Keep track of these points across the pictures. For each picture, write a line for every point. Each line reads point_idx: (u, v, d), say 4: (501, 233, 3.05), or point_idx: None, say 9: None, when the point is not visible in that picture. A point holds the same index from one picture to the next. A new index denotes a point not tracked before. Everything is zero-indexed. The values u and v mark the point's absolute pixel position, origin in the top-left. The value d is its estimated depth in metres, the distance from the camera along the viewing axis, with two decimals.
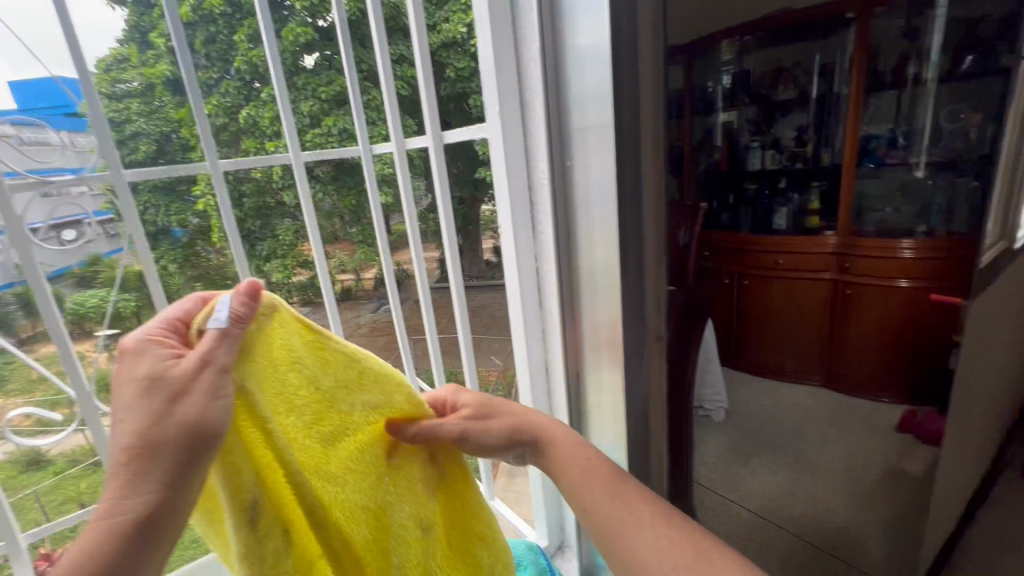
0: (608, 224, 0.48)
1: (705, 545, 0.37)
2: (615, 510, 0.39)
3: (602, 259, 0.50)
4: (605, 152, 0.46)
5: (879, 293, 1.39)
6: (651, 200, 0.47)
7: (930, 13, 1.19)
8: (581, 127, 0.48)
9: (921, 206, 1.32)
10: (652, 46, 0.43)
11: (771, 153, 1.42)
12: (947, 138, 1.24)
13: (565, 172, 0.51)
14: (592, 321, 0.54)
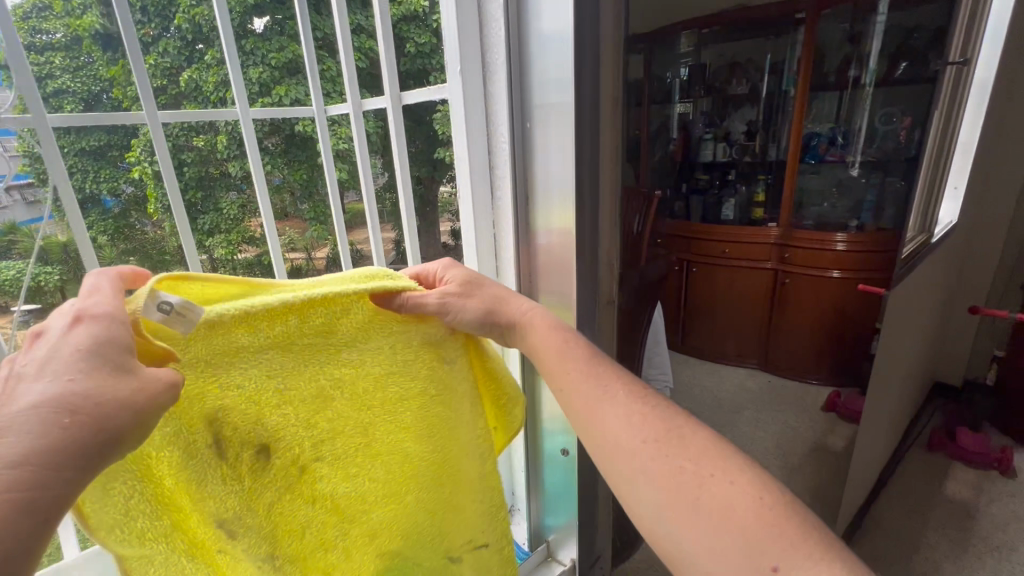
0: (569, 191, 0.49)
1: (677, 421, 0.36)
2: (586, 403, 0.38)
3: (560, 225, 0.51)
4: (567, 121, 0.46)
5: (813, 283, 1.46)
6: (607, 167, 0.51)
7: (872, 19, 1.27)
8: (543, 95, 0.47)
9: (854, 202, 1.42)
10: (612, 23, 0.47)
11: (722, 146, 1.51)
12: (880, 139, 1.35)
13: (524, 140, 0.50)
14: (546, 287, 0.55)
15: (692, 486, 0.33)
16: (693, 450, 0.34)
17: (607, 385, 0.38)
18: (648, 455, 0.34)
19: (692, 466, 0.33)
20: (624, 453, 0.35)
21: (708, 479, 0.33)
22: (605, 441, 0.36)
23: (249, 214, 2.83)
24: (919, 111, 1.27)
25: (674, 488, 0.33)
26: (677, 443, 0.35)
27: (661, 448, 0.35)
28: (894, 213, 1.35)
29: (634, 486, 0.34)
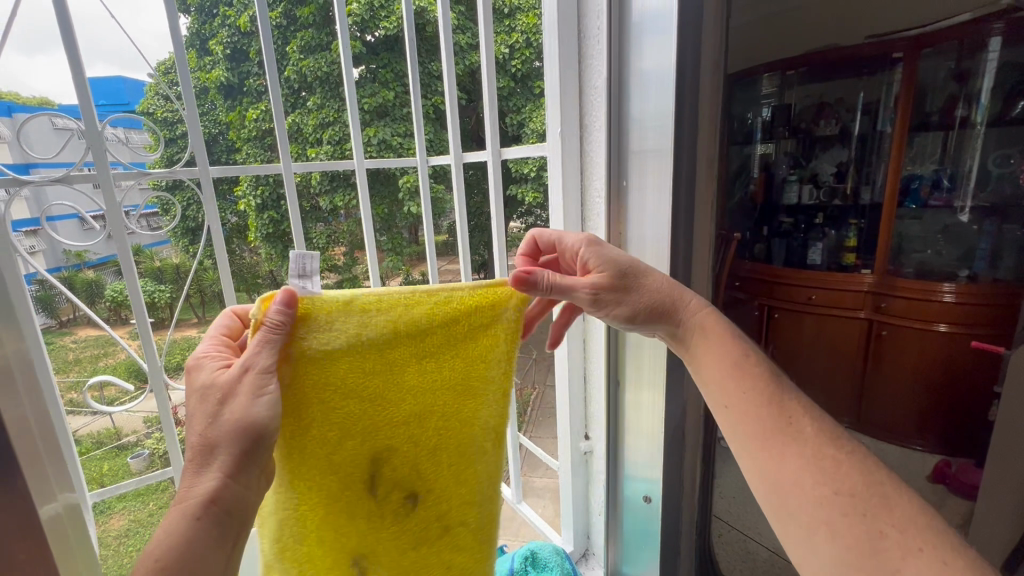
0: (660, 242, 0.50)
1: (877, 479, 0.35)
2: (771, 440, 0.38)
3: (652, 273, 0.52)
4: (662, 173, 0.48)
5: (914, 335, 1.37)
6: (705, 223, 0.49)
7: (980, 58, 1.17)
8: (641, 148, 0.50)
9: (964, 251, 1.28)
10: (712, 79, 0.44)
11: (809, 188, 1.42)
12: (995, 183, 1.20)
13: (620, 191, 0.54)
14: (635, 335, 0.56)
15: (893, 556, 0.31)
16: (894, 513, 0.33)
17: (794, 422, 0.38)
18: (837, 511, 0.34)
19: (895, 532, 0.32)
20: (813, 507, 0.35)
21: (916, 553, 0.31)
22: (785, 479, 0.37)
23: (334, 243, 3.08)
24: None
25: (868, 556, 0.32)
26: (881, 506, 0.33)
27: (857, 505, 0.34)
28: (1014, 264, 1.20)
29: (813, 539, 0.34)
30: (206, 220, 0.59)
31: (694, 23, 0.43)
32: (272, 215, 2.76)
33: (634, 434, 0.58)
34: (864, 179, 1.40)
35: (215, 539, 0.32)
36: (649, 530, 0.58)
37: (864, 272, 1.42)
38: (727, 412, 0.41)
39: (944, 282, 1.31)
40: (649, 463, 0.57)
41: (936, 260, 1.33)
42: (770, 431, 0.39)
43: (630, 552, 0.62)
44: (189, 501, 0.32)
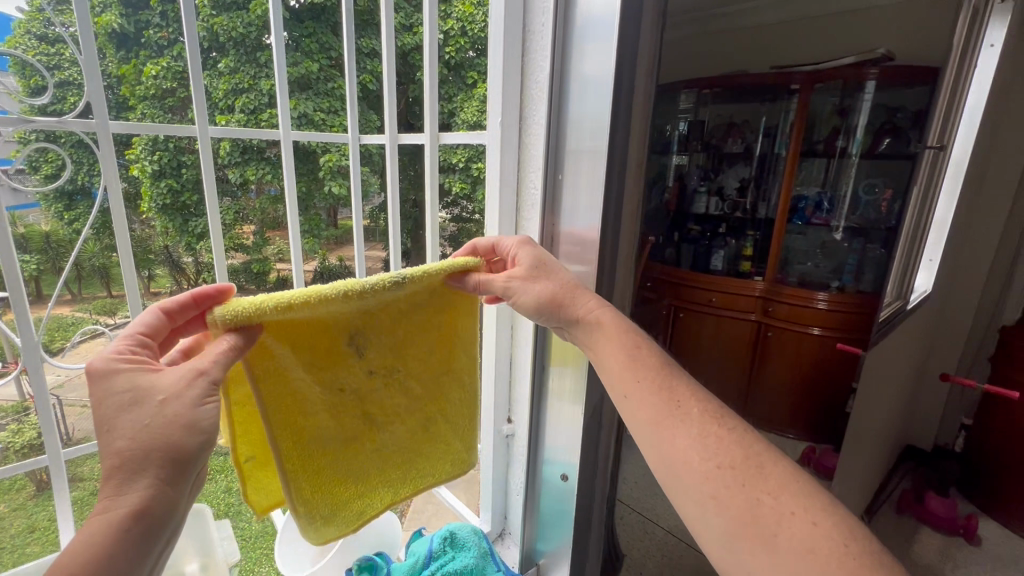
0: (589, 242, 0.53)
1: (752, 452, 0.37)
2: (660, 422, 0.40)
3: (579, 269, 0.54)
4: (594, 174, 0.51)
5: (794, 337, 1.52)
6: (629, 224, 0.53)
7: (858, 97, 1.37)
8: (576, 150, 0.53)
9: (836, 265, 1.50)
10: (642, 94, 0.49)
11: (715, 199, 1.63)
12: (863, 208, 1.44)
13: (557, 188, 0.56)
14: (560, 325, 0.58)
15: (769, 521, 0.33)
16: (770, 481, 0.35)
17: (681, 404, 0.40)
18: (720, 482, 0.36)
19: (770, 499, 0.34)
20: (699, 484, 0.36)
21: (789, 517, 0.33)
22: (675, 462, 0.38)
23: (243, 221, 2.85)
24: (899, 186, 1.37)
25: (748, 521, 0.34)
26: (757, 471, 0.36)
27: (737, 477, 0.35)
28: (874, 279, 1.42)
29: (705, 512, 0.36)
30: (103, 183, 0.53)
31: (633, 29, 0.47)
32: (172, 184, 2.49)
33: (557, 406, 0.59)
34: (762, 196, 1.57)
35: (135, 556, 0.26)
36: (564, 506, 0.60)
37: (756, 278, 1.57)
38: (626, 401, 0.42)
39: (819, 290, 1.48)
40: (570, 436, 0.58)
41: (815, 271, 1.52)
42: (656, 418, 0.40)
43: (546, 529, 0.65)
44: (110, 515, 0.26)
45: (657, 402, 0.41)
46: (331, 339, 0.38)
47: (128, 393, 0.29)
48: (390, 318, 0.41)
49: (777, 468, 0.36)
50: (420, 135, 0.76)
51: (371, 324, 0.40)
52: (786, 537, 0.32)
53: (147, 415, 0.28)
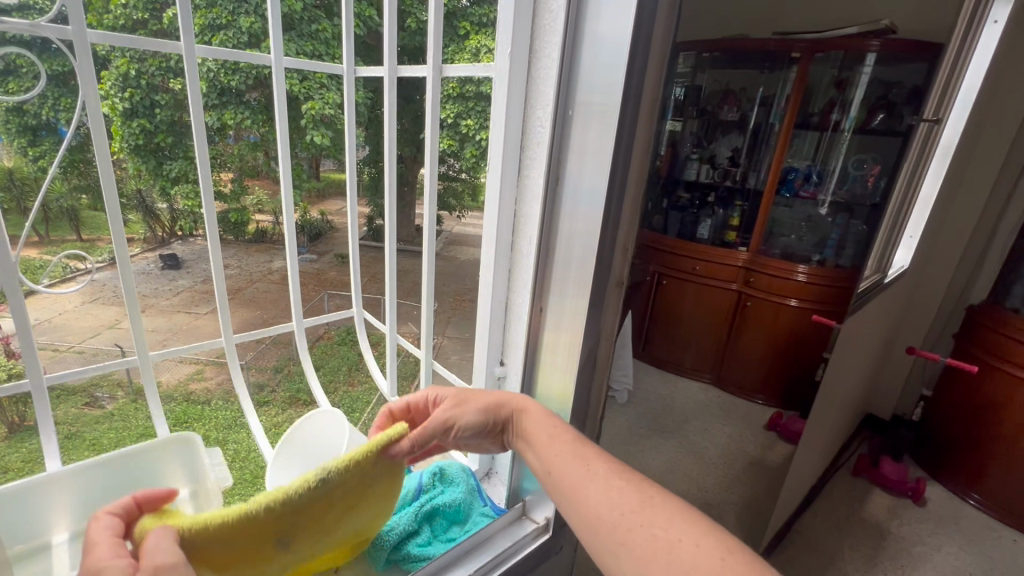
0: (590, 233, 0.40)
1: (653, 496, 0.38)
2: (572, 483, 0.41)
3: (579, 248, 0.41)
4: (603, 125, 0.37)
5: (772, 308, 1.56)
6: (634, 191, 0.40)
7: (858, 69, 1.36)
8: (586, 102, 0.38)
9: (819, 238, 1.53)
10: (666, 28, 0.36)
11: (707, 167, 1.60)
12: (850, 183, 1.47)
13: (558, 155, 0.41)
14: (555, 328, 0.46)
15: (666, 554, 0.34)
16: (665, 515, 0.36)
17: (589, 463, 0.42)
18: (625, 525, 0.37)
19: (665, 531, 0.35)
20: (609, 534, 0.37)
21: (679, 543, 0.35)
22: (587, 516, 0.39)
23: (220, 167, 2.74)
24: (887, 162, 1.40)
25: (649, 558, 0.35)
26: (655, 510, 0.37)
27: (635, 518, 0.37)
28: (853, 253, 1.47)
29: (617, 556, 0.37)
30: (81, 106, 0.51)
31: None
32: (143, 123, 2.26)
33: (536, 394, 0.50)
34: (753, 165, 1.57)
35: None
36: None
37: (740, 249, 1.59)
38: (548, 478, 0.43)
39: (800, 263, 1.51)
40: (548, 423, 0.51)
41: (798, 244, 1.56)
42: (573, 483, 0.41)
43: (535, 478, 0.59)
44: None
45: (569, 471, 0.42)
46: (267, 537, 0.36)
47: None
48: (322, 509, 0.39)
49: (672, 501, 0.37)
50: (418, 72, 0.73)
51: (297, 523, 0.38)
52: (679, 566, 0.34)
53: None
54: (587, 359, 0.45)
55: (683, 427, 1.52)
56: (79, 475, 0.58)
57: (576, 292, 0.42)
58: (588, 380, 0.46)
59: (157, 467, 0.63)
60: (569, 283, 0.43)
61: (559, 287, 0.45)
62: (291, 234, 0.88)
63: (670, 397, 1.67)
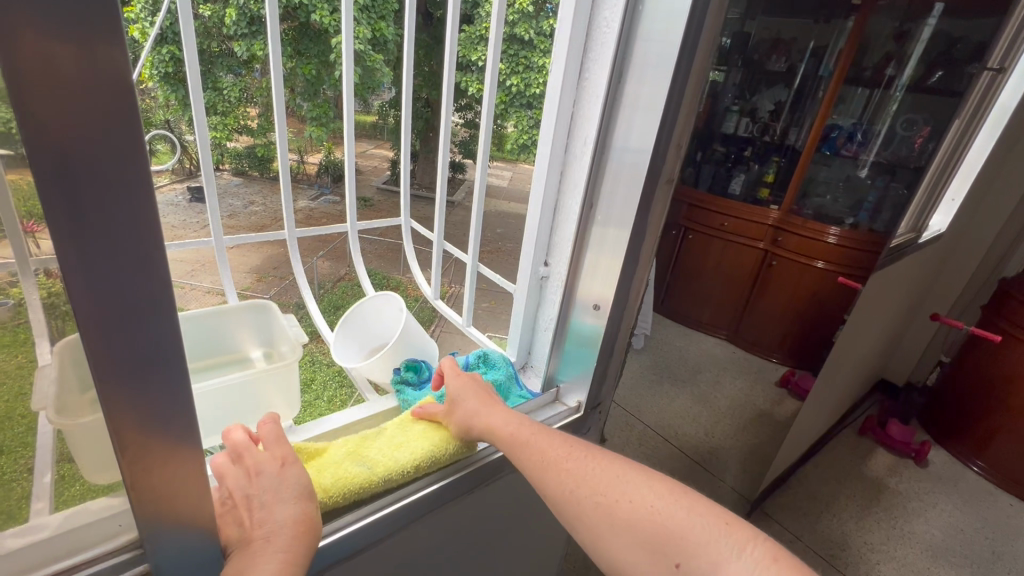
0: (643, 148, 0.41)
1: (596, 467, 0.40)
2: (540, 476, 0.40)
3: (630, 161, 0.43)
4: (668, 32, 0.37)
5: (797, 269, 1.55)
6: (692, 107, 0.41)
7: (922, 21, 1.29)
8: (654, 9, 0.38)
9: (854, 201, 1.49)
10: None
11: (747, 120, 1.59)
12: (896, 144, 1.41)
13: (618, 73, 0.41)
14: (598, 242, 0.48)
15: (652, 529, 0.36)
16: (630, 487, 0.38)
17: (552, 453, 0.41)
18: (599, 509, 0.38)
19: (639, 502, 0.37)
20: (585, 519, 0.38)
21: (653, 512, 0.37)
22: (561, 506, 0.39)
23: (247, 101, 2.75)
24: (938, 123, 1.33)
25: (629, 532, 0.36)
26: (601, 478, 0.39)
27: (608, 498, 0.38)
28: (888, 218, 1.43)
29: (604, 541, 0.37)
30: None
31: None
32: (173, 51, 2.40)
33: (575, 307, 0.52)
34: (794, 121, 1.52)
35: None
36: (587, 353, 0.52)
37: (772, 207, 1.56)
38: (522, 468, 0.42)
39: (832, 226, 1.48)
40: (585, 339, 0.52)
41: (832, 205, 1.53)
42: (527, 475, 0.41)
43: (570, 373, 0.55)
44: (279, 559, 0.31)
45: (541, 469, 0.40)
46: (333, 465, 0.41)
47: (285, 502, 0.34)
48: (370, 446, 0.44)
49: (633, 473, 0.39)
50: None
51: (351, 454, 0.43)
52: (663, 535, 0.36)
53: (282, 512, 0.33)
54: (625, 274, 0.47)
55: (694, 378, 1.55)
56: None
57: (622, 205, 0.44)
58: (621, 296, 0.48)
59: (231, 323, 0.66)
60: (617, 197, 0.45)
61: (605, 203, 0.46)
62: (346, 159, 0.87)
63: (685, 350, 1.70)
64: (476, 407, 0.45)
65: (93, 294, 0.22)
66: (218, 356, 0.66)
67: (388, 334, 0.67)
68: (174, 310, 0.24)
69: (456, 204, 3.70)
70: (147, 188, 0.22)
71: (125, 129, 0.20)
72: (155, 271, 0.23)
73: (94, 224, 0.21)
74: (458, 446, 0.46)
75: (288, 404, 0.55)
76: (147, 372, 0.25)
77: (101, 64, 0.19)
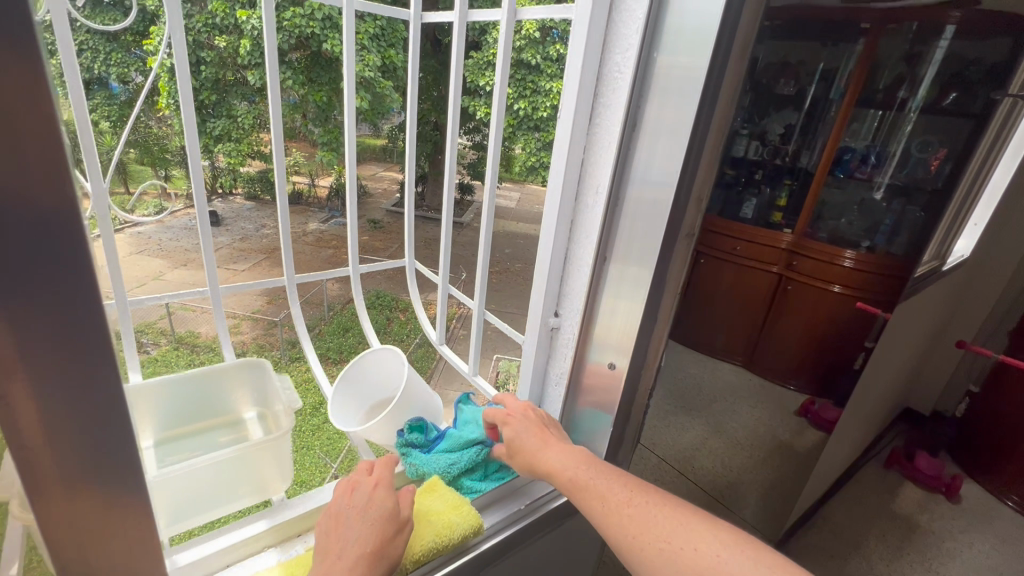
0: (662, 196, 0.40)
1: (657, 515, 0.36)
2: (596, 517, 0.38)
3: (647, 209, 0.41)
4: (687, 79, 0.36)
5: (813, 294, 1.51)
6: (711, 150, 0.40)
7: (934, 43, 1.27)
8: (670, 51, 0.37)
9: (871, 224, 1.45)
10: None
11: (757, 143, 1.58)
12: (911, 167, 1.37)
13: (633, 116, 0.40)
14: (613, 290, 0.46)
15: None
16: (695, 531, 0.35)
17: (604, 490, 0.39)
18: (659, 554, 0.35)
19: (707, 547, 0.34)
20: (643, 565, 0.35)
21: (720, 558, 0.33)
22: (622, 551, 0.36)
23: (261, 128, 2.81)
24: (954, 146, 1.29)
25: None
26: (663, 519, 0.36)
27: (669, 541, 0.35)
28: (907, 240, 1.38)
29: None
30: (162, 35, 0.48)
31: None
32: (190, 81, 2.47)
33: (591, 358, 0.50)
34: (806, 144, 1.51)
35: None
36: (604, 407, 0.50)
37: (785, 231, 1.53)
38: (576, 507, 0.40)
39: (848, 249, 1.44)
40: (600, 391, 0.50)
41: (848, 228, 1.48)
42: (589, 519, 0.39)
43: (591, 420, 0.52)
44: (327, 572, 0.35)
45: (595, 508, 0.38)
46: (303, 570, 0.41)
47: (364, 523, 0.38)
48: None
49: (697, 517, 0.36)
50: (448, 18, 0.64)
51: None
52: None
53: (351, 534, 0.37)
54: (642, 323, 0.45)
55: (710, 407, 1.51)
56: (157, 386, 0.60)
57: (642, 254, 0.43)
58: (641, 345, 0.46)
59: (224, 382, 0.64)
60: (636, 245, 0.43)
61: (620, 251, 0.44)
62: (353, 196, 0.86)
63: (700, 377, 1.66)
64: (532, 444, 0.45)
65: (22, 341, 0.21)
66: (210, 416, 0.64)
67: (392, 385, 0.65)
68: (110, 349, 0.24)
69: (464, 225, 3.73)
70: (76, 239, 0.21)
71: (56, 183, 0.20)
72: (89, 319, 0.23)
73: (22, 277, 0.20)
74: (461, 531, 0.44)
75: (278, 476, 0.53)
76: (80, 422, 0.24)
77: (15, 111, 0.18)
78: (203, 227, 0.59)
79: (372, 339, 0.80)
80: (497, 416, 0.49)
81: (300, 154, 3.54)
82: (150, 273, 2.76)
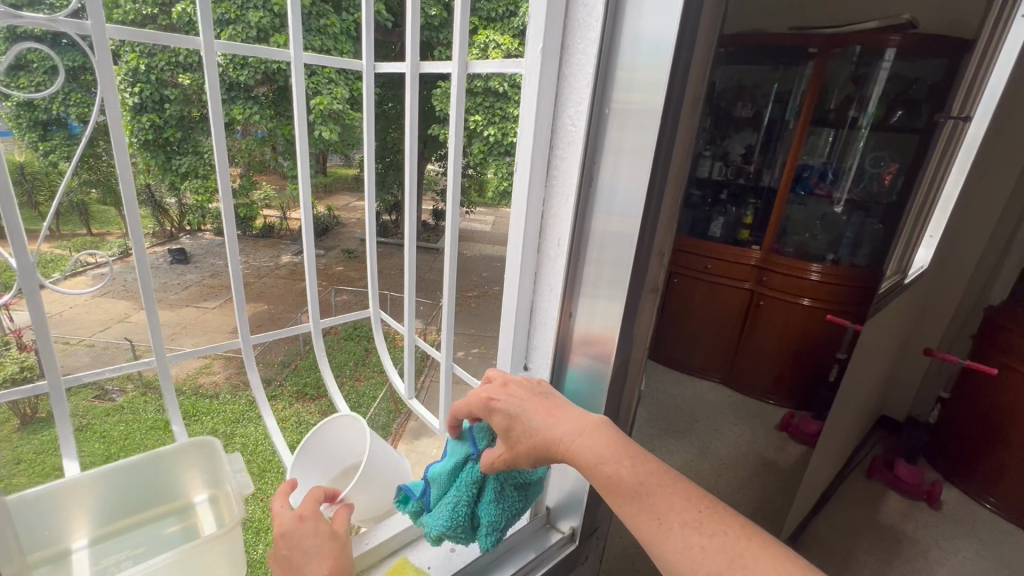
0: (625, 236, 0.40)
1: (735, 546, 0.29)
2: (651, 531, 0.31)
3: (610, 260, 0.41)
4: (640, 135, 0.36)
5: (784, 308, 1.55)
6: (671, 196, 0.40)
7: (876, 65, 1.34)
8: (624, 102, 0.37)
9: (833, 238, 1.50)
10: (708, 34, 0.35)
11: (720, 164, 1.59)
12: (866, 181, 1.44)
13: (589, 170, 0.40)
14: (583, 340, 0.45)
15: None
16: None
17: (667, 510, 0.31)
18: None
19: None
20: None
21: None
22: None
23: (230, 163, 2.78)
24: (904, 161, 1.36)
25: None
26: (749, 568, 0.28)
27: None
28: (869, 253, 1.45)
29: None
30: (98, 91, 0.46)
31: None
32: (153, 119, 2.43)
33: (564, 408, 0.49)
34: (767, 163, 1.54)
35: None
36: None
37: (753, 247, 1.57)
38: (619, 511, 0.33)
39: (814, 262, 1.50)
40: None
41: (812, 242, 1.53)
42: (639, 536, 0.31)
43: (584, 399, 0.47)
44: None
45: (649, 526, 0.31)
46: None
47: (312, 545, 0.40)
48: None
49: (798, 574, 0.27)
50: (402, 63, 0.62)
51: None
52: None
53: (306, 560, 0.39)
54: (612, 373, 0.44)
55: (693, 426, 1.50)
56: (94, 480, 0.56)
57: (609, 304, 0.42)
58: (613, 393, 0.45)
59: (175, 464, 0.61)
60: (601, 296, 0.42)
61: (588, 302, 0.44)
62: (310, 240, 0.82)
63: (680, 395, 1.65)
64: (545, 428, 0.38)
65: None
66: (162, 503, 0.61)
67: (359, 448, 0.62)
68: None
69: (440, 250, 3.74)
70: None
71: None
72: None
73: None
74: None
75: (229, 570, 0.50)
76: None
77: None
78: (146, 288, 0.56)
79: (335, 392, 0.76)
80: (479, 402, 0.42)
81: (270, 187, 3.50)
82: (114, 316, 2.65)
